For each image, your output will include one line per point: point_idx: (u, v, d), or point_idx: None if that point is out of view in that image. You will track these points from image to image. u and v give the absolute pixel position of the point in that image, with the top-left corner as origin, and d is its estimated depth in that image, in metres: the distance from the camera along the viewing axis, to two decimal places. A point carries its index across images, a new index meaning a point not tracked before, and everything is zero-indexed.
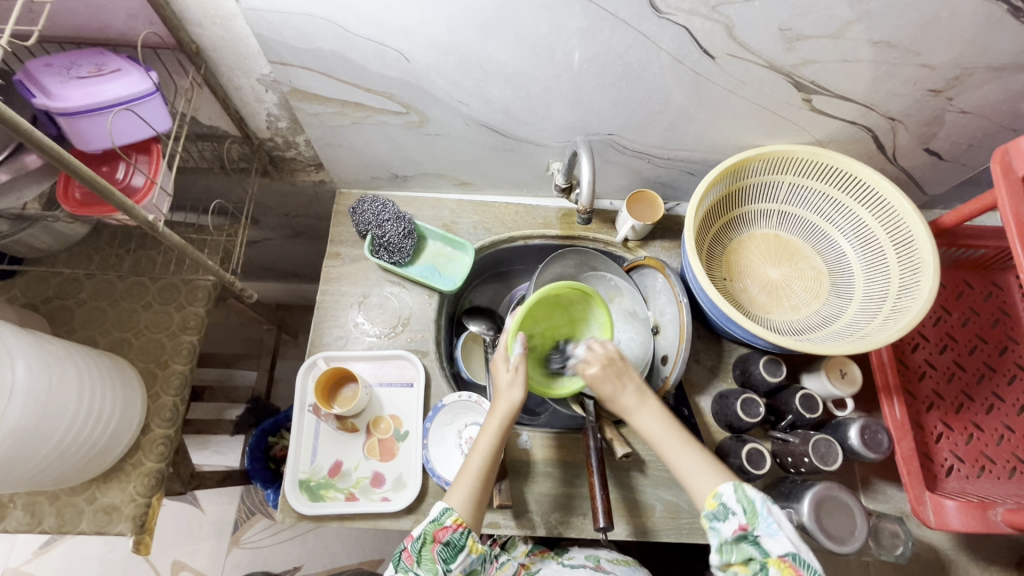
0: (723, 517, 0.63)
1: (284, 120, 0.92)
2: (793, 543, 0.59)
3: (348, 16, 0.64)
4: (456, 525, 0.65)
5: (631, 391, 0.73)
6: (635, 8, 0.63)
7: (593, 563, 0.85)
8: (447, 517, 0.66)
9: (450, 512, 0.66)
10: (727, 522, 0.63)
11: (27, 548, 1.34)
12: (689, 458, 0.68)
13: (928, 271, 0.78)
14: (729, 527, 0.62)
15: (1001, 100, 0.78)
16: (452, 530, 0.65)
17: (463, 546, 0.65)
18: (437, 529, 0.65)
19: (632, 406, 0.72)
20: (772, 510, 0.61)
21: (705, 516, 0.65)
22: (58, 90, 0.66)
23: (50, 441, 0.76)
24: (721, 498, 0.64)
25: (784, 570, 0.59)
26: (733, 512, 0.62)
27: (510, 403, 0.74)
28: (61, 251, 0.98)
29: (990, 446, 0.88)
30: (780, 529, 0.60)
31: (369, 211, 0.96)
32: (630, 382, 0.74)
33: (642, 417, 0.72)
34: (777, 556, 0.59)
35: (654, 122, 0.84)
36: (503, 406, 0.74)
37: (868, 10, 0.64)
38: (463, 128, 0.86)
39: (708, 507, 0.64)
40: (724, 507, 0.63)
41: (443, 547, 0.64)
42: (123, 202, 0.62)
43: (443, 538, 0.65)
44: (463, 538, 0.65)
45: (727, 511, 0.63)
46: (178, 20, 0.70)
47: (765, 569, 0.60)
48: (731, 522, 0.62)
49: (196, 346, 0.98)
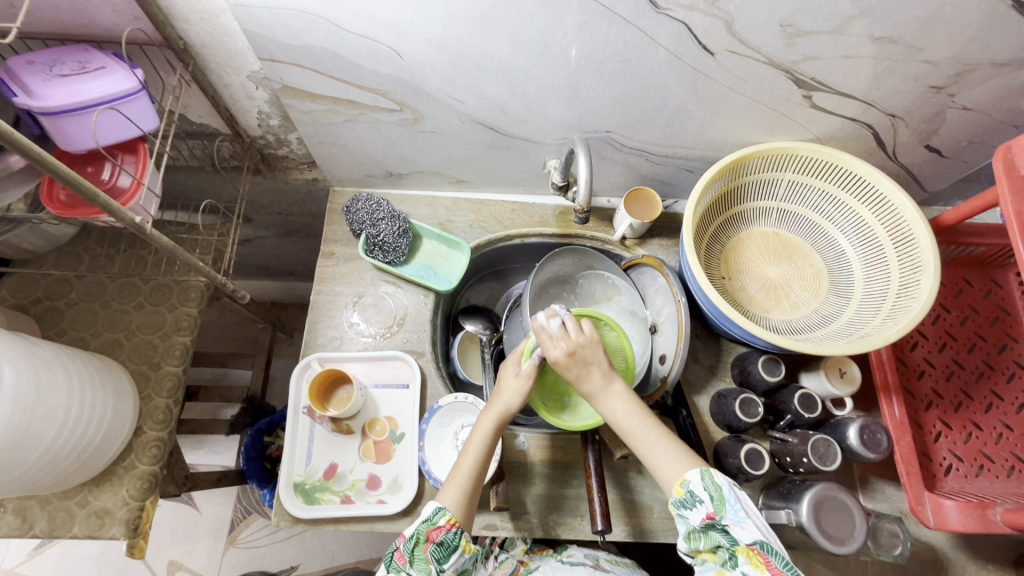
0: (690, 505, 0.62)
1: (275, 117, 0.90)
2: (761, 530, 0.59)
3: (338, 11, 0.62)
4: (449, 525, 0.65)
5: (594, 378, 0.70)
6: (633, 3, 0.61)
7: (593, 562, 0.82)
8: (441, 517, 0.65)
9: (443, 512, 0.66)
10: (696, 510, 0.62)
11: (21, 550, 1.33)
12: (654, 442, 0.67)
13: (928, 270, 0.78)
14: (698, 515, 0.62)
15: (1003, 96, 0.77)
16: (446, 531, 0.64)
17: (456, 547, 0.65)
18: (430, 529, 0.64)
19: (592, 393, 0.70)
20: (738, 497, 0.61)
21: (672, 503, 0.64)
22: (40, 89, 0.64)
23: (39, 446, 0.75)
24: (689, 485, 0.63)
25: (753, 558, 0.59)
26: (700, 501, 0.62)
27: (507, 403, 0.73)
28: (49, 252, 0.96)
29: (988, 444, 0.88)
30: (747, 517, 0.59)
31: (363, 209, 0.94)
32: (597, 368, 0.70)
33: (606, 406, 0.70)
34: (746, 544, 0.59)
35: (652, 119, 0.82)
36: (503, 403, 0.73)
37: (871, 5, 0.62)
38: (457, 124, 0.85)
39: (675, 495, 0.64)
40: (691, 495, 0.63)
41: (437, 547, 0.64)
42: (109, 203, 0.60)
43: (437, 538, 0.64)
44: (457, 539, 0.65)
45: (695, 499, 0.62)
46: (164, 16, 0.68)
47: (733, 557, 0.60)
48: (699, 511, 0.62)
49: (188, 347, 0.96)
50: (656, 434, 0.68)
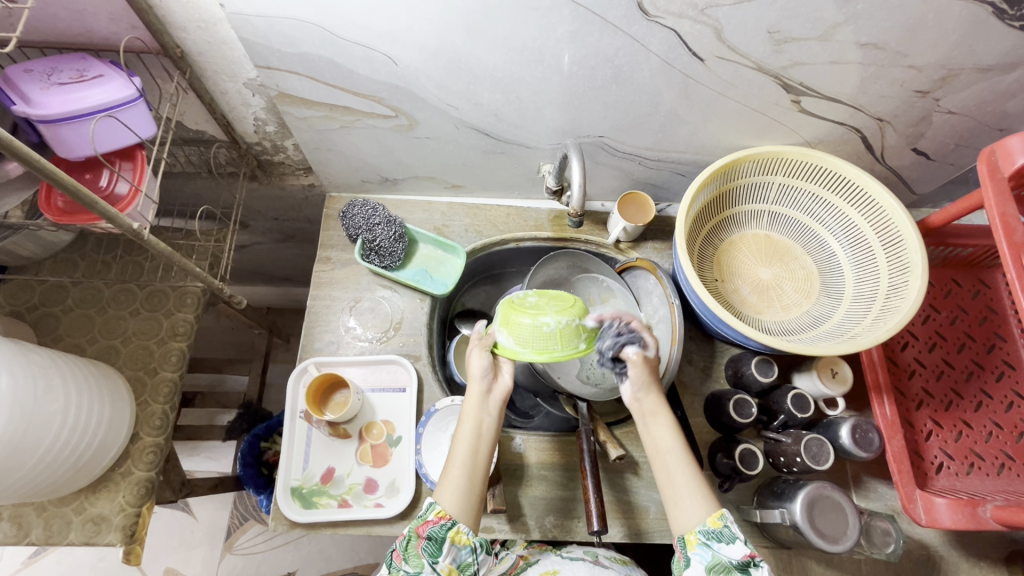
0: (727, 539, 0.61)
1: (271, 124, 0.91)
2: None
3: (334, 20, 0.63)
4: (438, 517, 0.65)
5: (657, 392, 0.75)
6: (624, 11, 0.62)
7: (592, 558, 0.80)
8: (430, 512, 0.66)
9: (434, 506, 0.66)
10: (734, 545, 0.61)
11: (16, 558, 1.33)
12: (690, 471, 0.68)
13: (916, 271, 0.79)
14: (736, 550, 0.61)
15: (987, 100, 0.78)
16: (433, 524, 0.65)
17: (445, 538, 0.64)
18: (420, 525, 0.65)
19: (654, 399, 0.73)
20: None
21: (702, 532, 0.63)
22: (40, 97, 0.65)
23: (35, 453, 0.75)
24: (727, 520, 0.63)
25: None
26: (740, 538, 0.61)
27: (474, 400, 0.73)
28: (45, 259, 0.96)
29: (978, 443, 0.89)
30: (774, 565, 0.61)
31: (359, 214, 0.95)
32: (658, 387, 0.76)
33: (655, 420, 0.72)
34: None
35: (645, 124, 0.84)
36: (471, 397, 0.74)
37: (857, 12, 0.64)
38: (452, 131, 0.86)
39: (711, 524, 0.63)
40: (729, 530, 0.62)
41: (427, 542, 0.64)
42: (107, 210, 0.60)
43: (426, 533, 0.64)
44: (445, 531, 0.64)
45: (734, 534, 0.62)
46: (161, 24, 0.69)
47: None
48: (737, 547, 0.61)
49: (185, 352, 0.96)
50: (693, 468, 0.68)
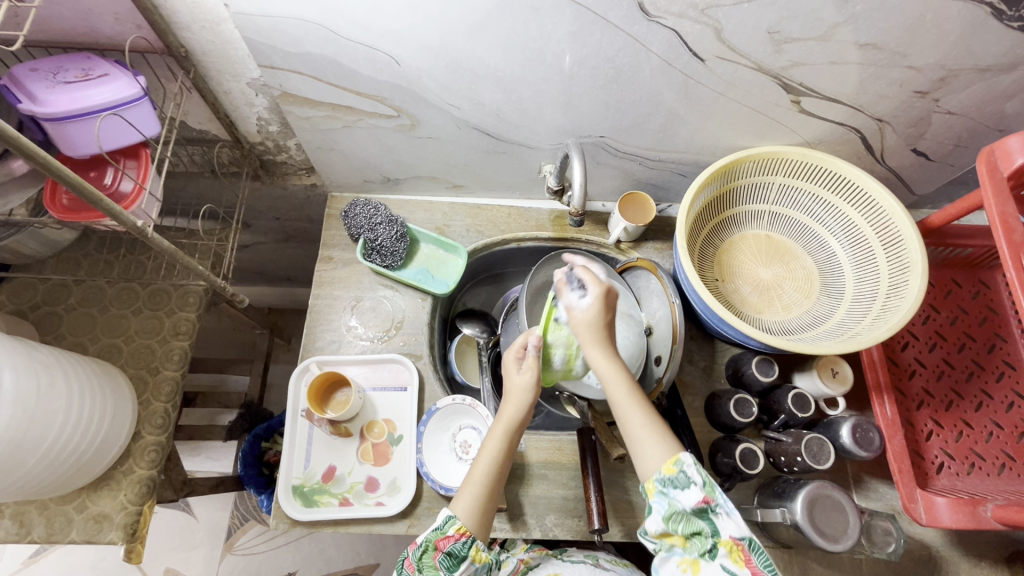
0: (682, 485, 0.61)
1: (274, 124, 0.91)
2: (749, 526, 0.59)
3: (338, 20, 0.64)
4: (458, 534, 0.64)
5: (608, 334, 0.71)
6: (625, 11, 0.63)
7: (593, 562, 0.81)
8: (451, 526, 0.65)
9: (454, 521, 0.65)
10: (689, 493, 0.61)
11: (16, 558, 1.33)
12: (644, 418, 0.66)
13: (916, 270, 0.79)
14: (691, 497, 0.61)
15: (986, 101, 0.79)
16: (454, 540, 0.64)
17: (465, 556, 0.64)
18: (438, 538, 0.64)
19: (596, 344, 0.69)
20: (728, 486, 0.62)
21: (659, 481, 0.63)
22: (45, 96, 0.66)
23: (37, 450, 0.75)
24: (682, 466, 0.62)
25: (734, 553, 0.59)
26: (694, 483, 0.61)
27: (509, 415, 0.71)
28: (49, 257, 0.97)
29: (979, 442, 0.89)
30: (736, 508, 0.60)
31: (361, 214, 0.95)
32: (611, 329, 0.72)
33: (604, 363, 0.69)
34: (732, 538, 0.59)
35: (645, 124, 0.84)
36: (504, 412, 0.71)
37: (856, 13, 0.64)
38: (453, 130, 0.86)
39: (665, 472, 0.62)
40: (683, 475, 0.61)
41: (445, 556, 0.64)
42: (112, 207, 0.61)
43: (445, 547, 0.64)
44: (467, 548, 0.64)
45: (688, 480, 0.61)
46: (165, 24, 0.70)
47: (713, 547, 0.60)
48: (692, 494, 0.61)
49: (186, 351, 0.96)
50: (646, 413, 0.67)
